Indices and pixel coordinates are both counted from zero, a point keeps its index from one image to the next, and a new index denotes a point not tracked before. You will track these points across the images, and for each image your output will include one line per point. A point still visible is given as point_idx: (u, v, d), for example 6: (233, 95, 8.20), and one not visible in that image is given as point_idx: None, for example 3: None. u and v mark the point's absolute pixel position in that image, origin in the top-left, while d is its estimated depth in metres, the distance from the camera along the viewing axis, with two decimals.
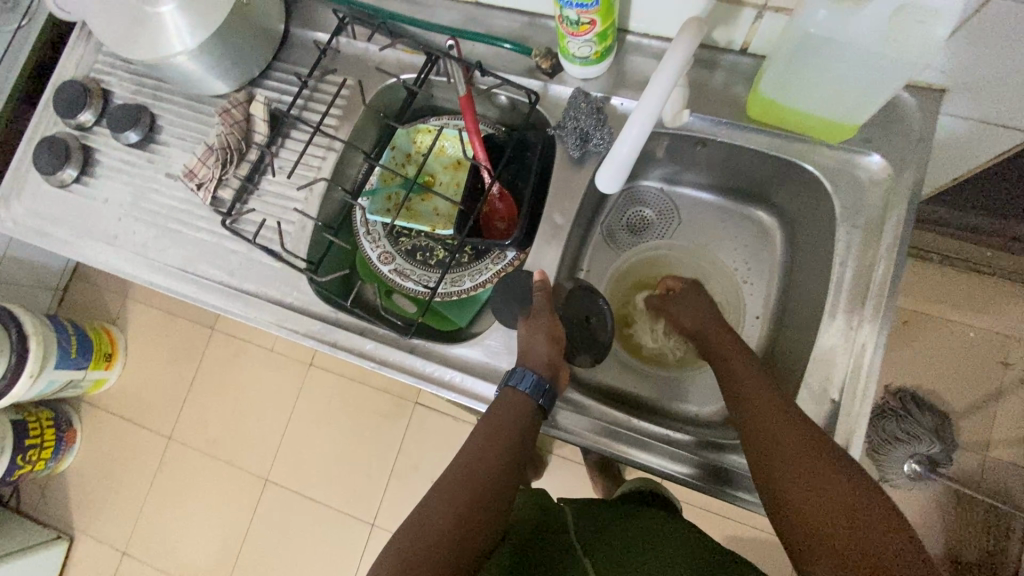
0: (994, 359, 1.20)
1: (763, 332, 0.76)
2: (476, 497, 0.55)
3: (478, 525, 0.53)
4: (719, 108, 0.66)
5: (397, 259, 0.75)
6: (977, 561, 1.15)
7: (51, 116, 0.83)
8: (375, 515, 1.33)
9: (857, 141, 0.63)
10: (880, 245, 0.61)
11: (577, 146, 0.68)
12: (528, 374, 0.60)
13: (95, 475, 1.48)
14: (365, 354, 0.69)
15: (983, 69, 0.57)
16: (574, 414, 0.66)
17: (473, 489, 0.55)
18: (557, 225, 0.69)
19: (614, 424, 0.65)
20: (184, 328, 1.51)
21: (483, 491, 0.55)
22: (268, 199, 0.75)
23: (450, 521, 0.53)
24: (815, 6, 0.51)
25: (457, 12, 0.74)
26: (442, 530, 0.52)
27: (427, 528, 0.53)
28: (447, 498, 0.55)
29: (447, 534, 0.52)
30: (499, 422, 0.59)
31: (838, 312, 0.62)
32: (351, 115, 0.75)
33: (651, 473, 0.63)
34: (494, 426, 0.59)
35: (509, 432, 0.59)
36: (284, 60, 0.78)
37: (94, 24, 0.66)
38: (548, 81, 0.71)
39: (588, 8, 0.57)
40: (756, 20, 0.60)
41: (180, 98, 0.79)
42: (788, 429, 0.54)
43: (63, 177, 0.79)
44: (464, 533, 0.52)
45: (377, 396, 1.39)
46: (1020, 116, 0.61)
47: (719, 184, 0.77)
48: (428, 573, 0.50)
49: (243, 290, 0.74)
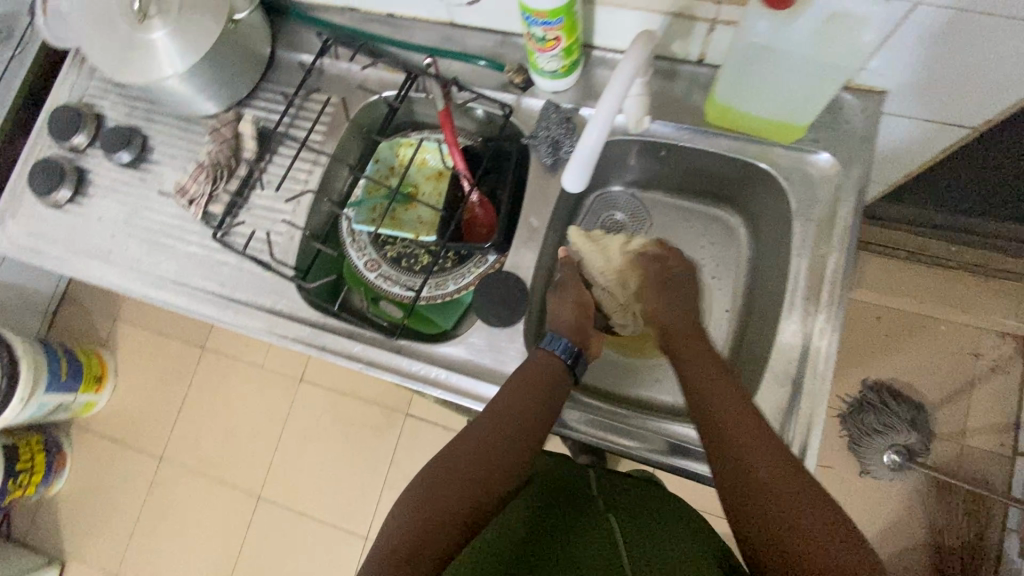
0: (967, 351, 1.22)
1: (732, 325, 0.79)
2: (498, 456, 0.58)
3: (495, 483, 0.57)
4: (680, 115, 0.72)
5: (382, 266, 0.78)
6: (960, 548, 1.16)
7: (46, 140, 0.87)
8: (369, 528, 1.34)
9: (807, 142, 0.68)
10: (833, 236, 0.66)
11: (549, 154, 0.72)
12: (562, 339, 0.66)
13: (85, 499, 1.48)
14: (353, 356, 0.72)
15: (914, 74, 0.62)
16: (579, 411, 0.68)
17: (495, 449, 0.59)
18: (534, 228, 0.74)
19: (609, 417, 0.67)
20: (174, 347, 1.53)
21: (505, 452, 0.59)
22: (257, 212, 0.78)
23: (470, 476, 0.57)
24: (756, 19, 0.56)
25: (434, 32, 0.79)
26: (473, 465, 0.57)
27: (461, 459, 0.58)
28: (470, 452, 0.58)
29: (466, 486, 0.56)
30: (531, 389, 0.61)
31: (797, 300, 0.66)
32: (336, 130, 0.79)
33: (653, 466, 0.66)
34: (531, 381, 0.62)
35: (545, 390, 0.62)
36: (271, 81, 0.83)
37: (89, 51, 0.69)
38: (521, 95, 0.76)
39: (552, 25, 0.62)
40: (708, 33, 0.65)
41: (171, 120, 0.83)
42: (747, 454, 0.54)
43: (58, 197, 0.82)
44: (482, 488, 0.57)
45: (367, 409, 1.40)
46: (953, 116, 0.67)
47: (686, 187, 0.82)
48: (453, 497, 0.55)
49: (233, 299, 0.76)
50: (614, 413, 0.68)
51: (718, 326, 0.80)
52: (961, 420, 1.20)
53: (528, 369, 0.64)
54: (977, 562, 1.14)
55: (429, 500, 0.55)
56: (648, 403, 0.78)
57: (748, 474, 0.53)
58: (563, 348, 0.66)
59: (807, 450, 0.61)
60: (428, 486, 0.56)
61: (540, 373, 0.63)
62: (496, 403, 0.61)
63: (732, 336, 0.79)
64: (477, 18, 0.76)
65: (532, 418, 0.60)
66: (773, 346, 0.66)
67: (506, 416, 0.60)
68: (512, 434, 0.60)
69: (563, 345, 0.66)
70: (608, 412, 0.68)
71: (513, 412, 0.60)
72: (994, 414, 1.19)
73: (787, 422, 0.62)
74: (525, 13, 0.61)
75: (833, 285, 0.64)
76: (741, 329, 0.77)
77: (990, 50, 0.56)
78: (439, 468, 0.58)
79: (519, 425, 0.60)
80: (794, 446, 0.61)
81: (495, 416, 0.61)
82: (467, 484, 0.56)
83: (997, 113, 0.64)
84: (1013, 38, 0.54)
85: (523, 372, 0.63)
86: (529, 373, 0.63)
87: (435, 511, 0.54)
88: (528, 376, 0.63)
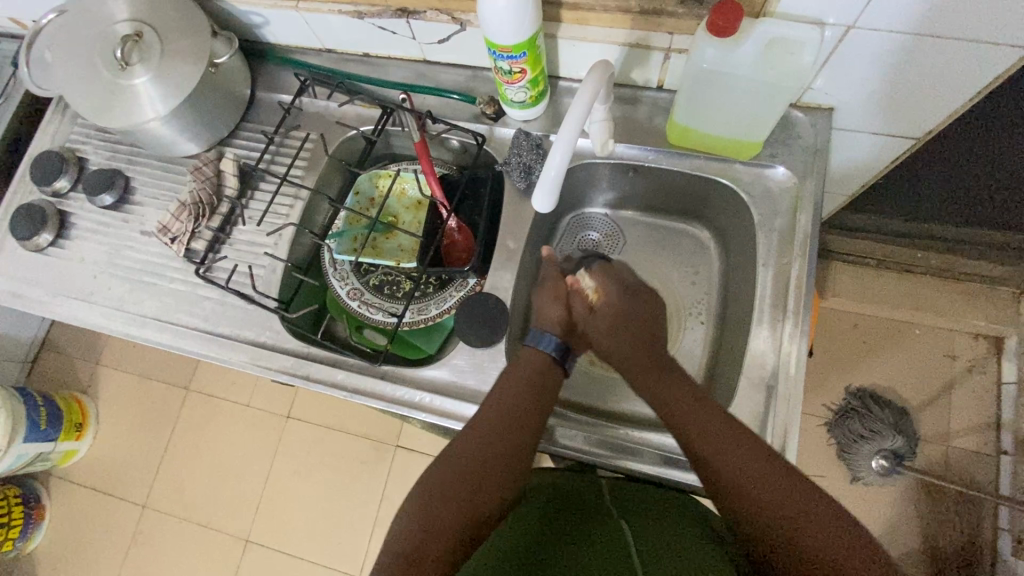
0: (942, 354, 1.24)
1: (707, 335, 0.81)
2: (494, 455, 0.58)
3: (495, 485, 0.57)
4: (645, 138, 0.76)
5: (365, 294, 0.79)
6: (954, 552, 1.16)
7: (29, 186, 0.88)
8: (360, 568, 1.30)
9: (764, 157, 0.72)
10: (795, 246, 0.69)
11: (522, 178, 0.75)
12: (548, 335, 0.65)
13: (63, 553, 1.42)
14: (338, 384, 0.72)
15: (855, 92, 0.67)
16: (569, 428, 0.69)
17: (496, 446, 0.59)
18: (511, 249, 0.76)
19: (606, 434, 0.68)
20: (158, 389, 1.51)
21: (500, 450, 0.58)
22: (239, 247, 0.80)
23: (465, 477, 0.56)
24: (703, 47, 0.60)
25: (408, 69, 0.83)
26: (470, 466, 0.57)
27: (458, 462, 0.58)
28: (467, 454, 0.58)
29: (463, 488, 0.55)
30: (523, 388, 0.62)
31: (766, 307, 0.69)
32: (316, 165, 0.82)
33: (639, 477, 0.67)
34: (524, 380, 0.63)
35: (537, 390, 0.63)
36: (251, 121, 0.86)
37: (71, 98, 0.71)
38: (493, 125, 0.79)
39: (517, 59, 0.65)
40: (664, 61, 0.70)
41: (153, 161, 0.85)
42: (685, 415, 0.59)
43: (39, 241, 0.83)
44: (479, 487, 0.56)
45: (355, 443, 1.39)
46: (899, 127, 0.71)
47: (656, 205, 0.86)
48: (453, 501, 0.55)
49: (217, 333, 0.77)
50: (611, 430, 0.68)
51: (695, 336, 0.82)
52: (944, 422, 1.21)
53: (521, 369, 0.64)
54: (971, 565, 1.14)
55: (428, 507, 0.54)
56: (630, 415, 0.79)
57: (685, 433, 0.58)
58: (551, 344, 0.65)
59: (785, 446, 0.63)
60: (425, 494, 0.56)
61: (532, 373, 0.64)
62: (491, 405, 0.62)
63: (708, 346, 0.81)
64: (448, 55, 0.80)
65: (525, 419, 0.61)
66: (746, 355, 0.68)
67: (503, 416, 0.60)
68: (508, 431, 0.59)
69: (549, 340, 0.65)
70: (605, 429, 0.69)
71: (511, 412, 0.60)
72: (974, 414, 1.20)
73: (763, 424, 0.65)
74: (491, 48, 0.64)
75: (799, 292, 0.67)
76: (718, 340, 0.80)
77: (923, 68, 0.61)
78: (434, 475, 0.57)
79: (518, 424, 0.60)
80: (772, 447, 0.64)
81: (491, 417, 0.61)
82: (465, 486, 0.56)
83: (937, 124, 0.69)
84: (940, 56, 0.59)
85: (518, 372, 0.64)
86: (523, 374, 0.64)
87: (434, 516, 0.53)
88: (520, 378, 0.63)
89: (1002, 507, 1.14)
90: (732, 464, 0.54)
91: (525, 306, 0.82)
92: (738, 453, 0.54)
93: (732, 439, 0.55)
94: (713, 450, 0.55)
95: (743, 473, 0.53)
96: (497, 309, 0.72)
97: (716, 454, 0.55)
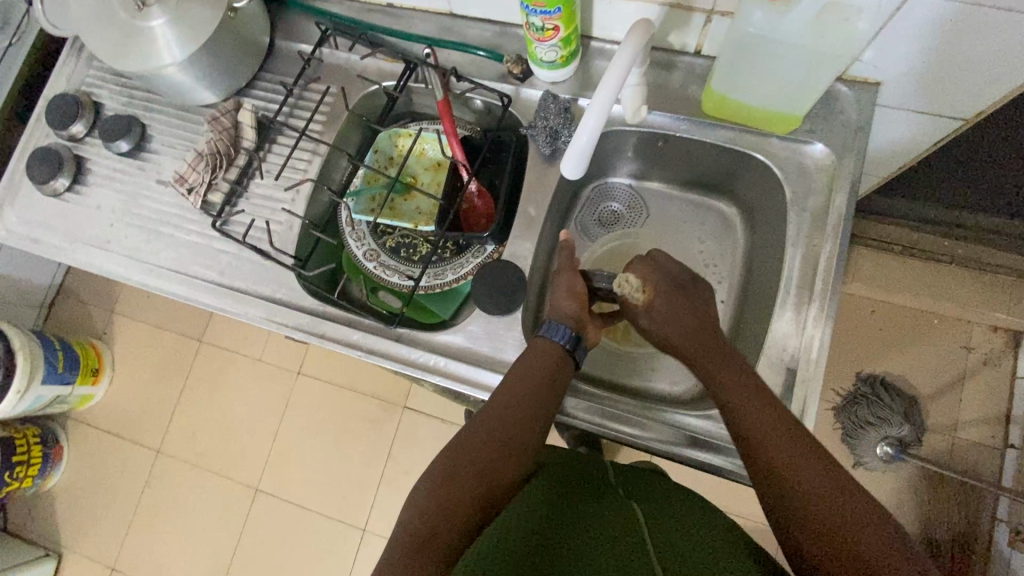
0: (957, 345, 1.23)
1: (728, 314, 0.80)
2: (508, 441, 0.58)
3: (507, 468, 0.56)
4: (678, 106, 0.72)
5: (381, 256, 0.78)
6: (950, 539, 1.17)
7: (45, 129, 0.87)
8: (366, 521, 1.34)
9: (802, 132, 0.69)
10: (827, 226, 0.67)
11: (548, 143, 0.73)
12: (561, 326, 0.64)
13: (82, 492, 1.48)
14: (352, 344, 0.72)
15: (906, 65, 0.63)
16: (573, 397, 0.69)
17: (504, 432, 0.58)
18: (532, 217, 0.75)
19: (611, 406, 0.68)
20: (172, 340, 1.53)
21: (513, 436, 0.58)
22: (256, 202, 0.78)
23: (478, 459, 0.56)
24: (751, 9, 0.57)
25: (433, 22, 0.80)
26: (482, 451, 0.56)
27: (469, 445, 0.57)
28: (476, 436, 0.58)
29: (479, 466, 0.55)
30: (529, 375, 0.61)
31: (792, 289, 0.67)
32: (335, 120, 0.80)
33: (640, 450, 0.67)
34: (527, 369, 0.62)
35: (542, 375, 0.61)
36: (270, 71, 0.83)
37: (88, 39, 0.69)
38: (520, 85, 0.76)
39: (551, 15, 0.62)
40: (705, 25, 0.66)
41: (169, 109, 0.83)
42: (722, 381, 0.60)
43: (55, 185, 0.82)
44: (494, 469, 0.56)
45: (365, 403, 1.41)
46: (950, 106, 0.67)
47: (683, 178, 0.83)
48: (463, 481, 0.54)
49: (233, 288, 0.77)
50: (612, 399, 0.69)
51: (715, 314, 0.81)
52: (953, 413, 1.20)
53: (530, 362, 0.62)
54: (966, 552, 1.15)
55: (440, 488, 0.54)
56: (641, 389, 0.79)
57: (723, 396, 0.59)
58: (562, 334, 0.64)
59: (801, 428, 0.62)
60: (437, 473, 0.55)
61: (544, 360, 0.62)
62: (504, 392, 0.61)
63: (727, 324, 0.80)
64: (476, 9, 0.76)
65: (537, 409, 0.60)
66: (768, 334, 0.67)
67: (511, 401, 0.59)
68: (524, 418, 0.59)
69: (563, 332, 0.64)
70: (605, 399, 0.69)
71: (516, 398, 0.59)
72: (985, 406, 1.19)
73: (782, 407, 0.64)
74: (524, 1, 0.61)
75: (827, 275, 0.65)
76: (737, 319, 0.78)
77: (983, 41, 0.57)
78: (451, 452, 0.57)
79: (524, 411, 0.59)
80: None
81: (504, 404, 0.60)
82: (475, 468, 0.55)
83: (987, 106, 0.65)
84: (1003, 29, 0.55)
85: (527, 361, 0.62)
86: (528, 364, 0.62)
87: (446, 495, 0.53)
88: (533, 368, 0.62)
89: (1003, 499, 1.15)
90: (775, 450, 0.53)
91: (542, 276, 0.80)
92: (777, 429, 0.55)
93: (772, 416, 0.56)
94: (770, 443, 0.54)
95: (793, 470, 0.52)
96: (514, 277, 0.70)
97: (756, 427, 0.56)
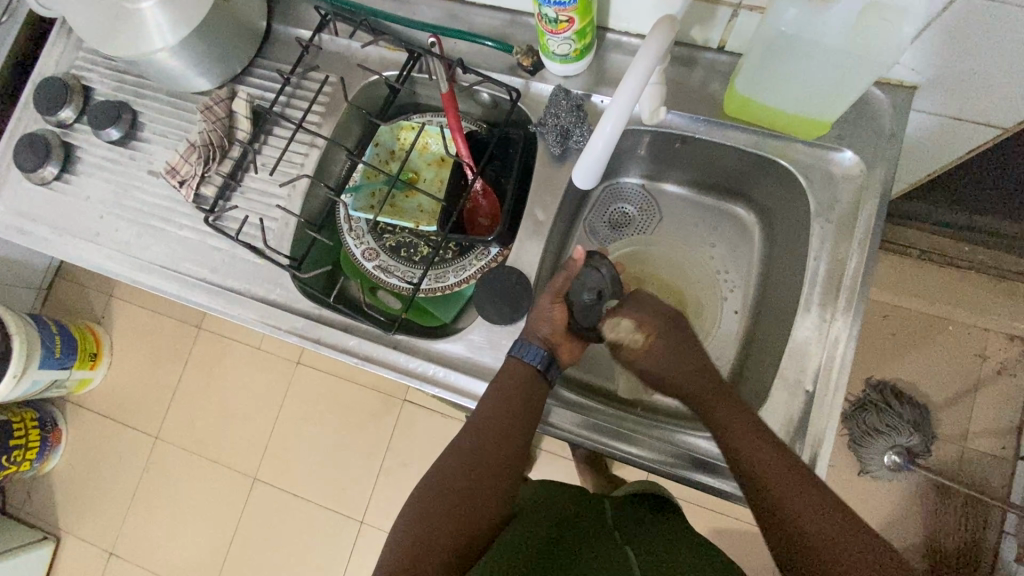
0: (973, 353, 1.18)
1: (741, 325, 0.76)
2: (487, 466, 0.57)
3: (488, 496, 0.55)
4: (698, 106, 0.68)
5: (381, 255, 0.75)
6: (956, 551, 1.14)
7: (33, 113, 0.83)
8: (363, 513, 1.33)
9: (831, 138, 0.65)
10: (854, 238, 0.63)
11: (557, 143, 0.69)
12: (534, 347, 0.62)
13: (81, 475, 1.47)
14: (348, 350, 0.69)
15: (948, 69, 0.59)
16: (566, 412, 0.66)
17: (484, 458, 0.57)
18: (539, 220, 0.71)
19: (607, 422, 0.65)
20: (170, 326, 1.51)
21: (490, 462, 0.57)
22: (251, 196, 0.75)
23: (459, 487, 0.55)
24: (785, 6, 0.53)
25: (439, 9, 0.75)
26: (463, 480, 0.56)
27: (450, 475, 0.56)
28: (456, 465, 0.57)
29: (459, 494, 0.55)
30: (505, 394, 0.59)
31: (812, 305, 0.63)
32: (334, 111, 0.76)
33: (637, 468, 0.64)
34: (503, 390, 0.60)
35: (518, 394, 0.59)
36: (266, 57, 0.79)
37: (75, 21, 0.65)
38: (530, 79, 0.72)
39: (565, 6, 0.58)
40: (731, 19, 0.62)
41: (162, 95, 0.79)
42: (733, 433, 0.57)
43: (44, 174, 0.79)
44: (473, 497, 0.55)
45: (366, 394, 1.39)
46: (989, 113, 0.63)
47: (699, 180, 0.79)
48: (444, 512, 0.53)
49: (226, 288, 0.74)
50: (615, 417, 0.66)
51: (727, 325, 0.77)
52: (967, 423, 1.17)
53: (505, 382, 0.60)
54: (972, 565, 1.13)
55: (423, 517, 0.53)
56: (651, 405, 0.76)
57: (734, 450, 0.57)
58: (537, 356, 0.62)
59: (816, 455, 0.59)
60: (421, 503, 0.55)
61: (519, 379, 0.60)
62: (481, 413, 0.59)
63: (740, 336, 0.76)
64: None
65: (513, 430, 0.58)
66: (786, 353, 0.63)
67: (488, 425, 0.58)
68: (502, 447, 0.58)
69: (534, 352, 0.62)
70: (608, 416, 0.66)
71: (492, 421, 0.58)
72: (1000, 417, 1.16)
73: (798, 430, 0.60)
74: None
75: (851, 291, 0.62)
76: (750, 331, 0.75)
77: None
78: (434, 480, 0.57)
79: (501, 433, 0.58)
80: (804, 454, 0.60)
81: (482, 428, 0.58)
82: (457, 497, 0.55)
83: None
84: None
85: (499, 380, 0.61)
86: (504, 384, 0.60)
87: (429, 526, 0.53)
88: (508, 387, 0.60)
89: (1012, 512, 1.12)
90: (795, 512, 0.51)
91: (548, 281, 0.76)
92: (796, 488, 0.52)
93: (790, 472, 0.53)
94: (790, 505, 0.52)
95: (819, 536, 0.50)
96: (519, 284, 0.67)
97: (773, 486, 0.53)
